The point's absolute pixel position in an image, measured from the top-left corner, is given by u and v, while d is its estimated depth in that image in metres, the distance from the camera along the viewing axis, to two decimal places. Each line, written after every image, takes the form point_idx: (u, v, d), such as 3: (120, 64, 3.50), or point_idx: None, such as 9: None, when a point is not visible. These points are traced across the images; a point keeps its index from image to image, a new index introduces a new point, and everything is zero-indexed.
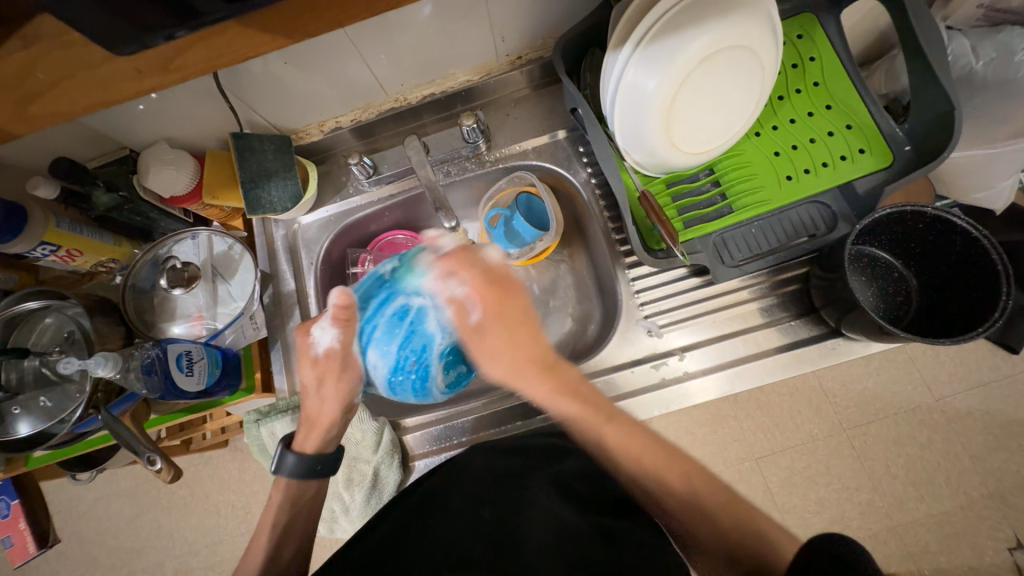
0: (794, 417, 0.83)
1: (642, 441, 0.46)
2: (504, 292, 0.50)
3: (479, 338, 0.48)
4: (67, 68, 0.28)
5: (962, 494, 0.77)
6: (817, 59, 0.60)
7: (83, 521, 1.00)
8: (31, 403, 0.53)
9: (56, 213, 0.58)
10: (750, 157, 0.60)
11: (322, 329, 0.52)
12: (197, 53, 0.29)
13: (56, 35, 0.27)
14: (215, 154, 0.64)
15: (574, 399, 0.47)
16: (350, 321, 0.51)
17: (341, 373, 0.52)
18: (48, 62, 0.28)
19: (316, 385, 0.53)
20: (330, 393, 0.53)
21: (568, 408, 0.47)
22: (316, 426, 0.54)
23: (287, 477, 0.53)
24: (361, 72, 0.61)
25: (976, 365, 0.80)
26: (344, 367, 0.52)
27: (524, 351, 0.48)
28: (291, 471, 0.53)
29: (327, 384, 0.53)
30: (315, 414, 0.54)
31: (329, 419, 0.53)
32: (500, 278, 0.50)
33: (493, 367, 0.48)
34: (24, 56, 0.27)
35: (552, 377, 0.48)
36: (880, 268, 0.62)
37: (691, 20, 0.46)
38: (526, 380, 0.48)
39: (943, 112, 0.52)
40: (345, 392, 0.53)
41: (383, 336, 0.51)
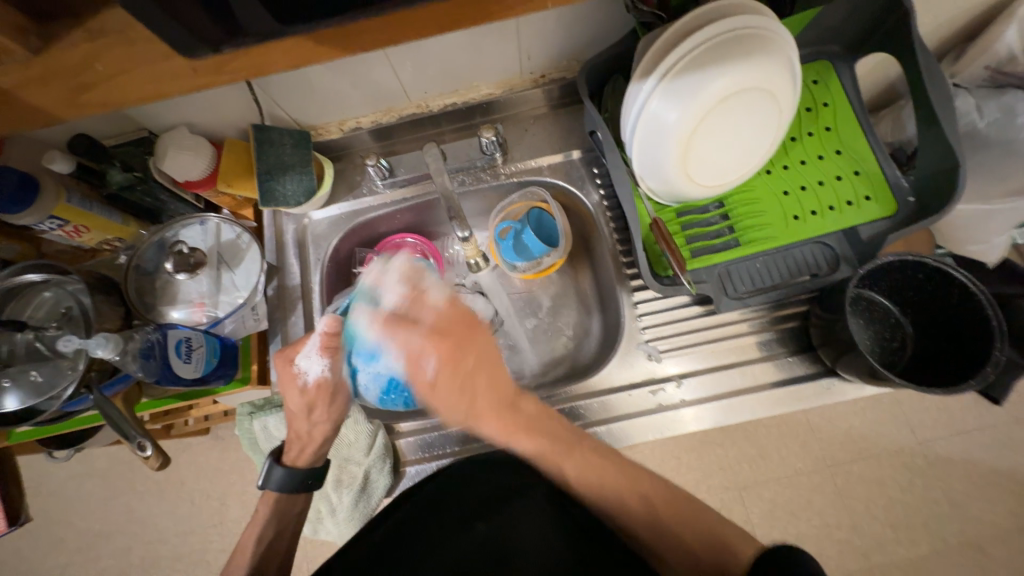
0: (780, 450, 0.83)
1: (602, 466, 0.48)
2: (462, 343, 0.47)
3: (432, 390, 0.47)
4: (126, 63, 0.29)
5: (938, 539, 0.78)
6: (830, 105, 0.63)
7: (53, 499, 0.98)
8: (21, 376, 0.52)
9: (68, 188, 0.58)
10: (760, 194, 0.62)
11: (309, 359, 0.50)
12: (249, 60, 0.29)
13: (127, 32, 0.29)
14: (234, 143, 0.64)
15: (531, 437, 0.47)
16: (338, 349, 0.50)
17: (331, 399, 0.52)
18: (110, 56, 0.29)
19: (305, 412, 0.51)
20: (321, 416, 0.52)
21: (524, 443, 0.48)
22: (306, 443, 0.54)
23: (276, 490, 0.53)
24: (386, 77, 0.62)
25: (960, 413, 0.82)
26: (335, 394, 0.52)
27: (486, 399, 0.47)
28: (280, 486, 0.53)
29: (319, 410, 0.52)
30: (305, 434, 0.53)
31: (322, 437, 0.54)
32: (456, 325, 0.47)
33: (450, 416, 0.48)
34: (88, 48, 0.29)
35: (507, 419, 0.47)
36: (877, 312, 0.63)
37: (716, 60, 0.47)
38: (484, 426, 0.48)
39: (948, 167, 0.54)
40: (338, 414, 0.53)
41: (365, 360, 0.50)
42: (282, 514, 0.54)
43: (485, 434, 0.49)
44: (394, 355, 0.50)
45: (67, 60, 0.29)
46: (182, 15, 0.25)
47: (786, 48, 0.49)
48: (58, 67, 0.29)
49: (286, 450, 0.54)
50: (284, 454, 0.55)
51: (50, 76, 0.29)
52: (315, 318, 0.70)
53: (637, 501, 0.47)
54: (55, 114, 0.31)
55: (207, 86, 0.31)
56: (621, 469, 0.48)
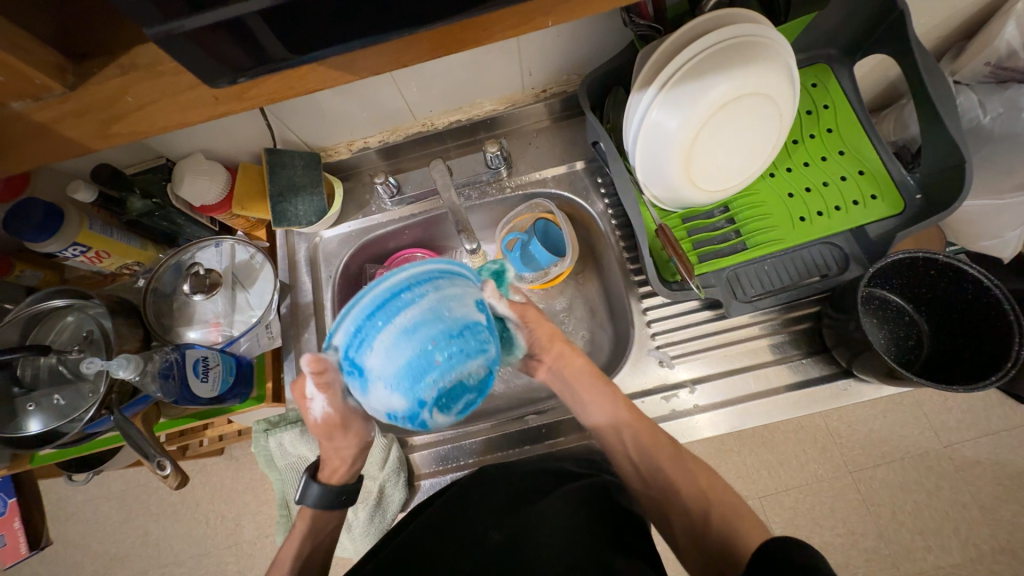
0: (800, 456, 0.82)
1: (645, 426, 0.53)
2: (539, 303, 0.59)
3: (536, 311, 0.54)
4: (152, 94, 0.31)
5: (971, 547, 0.76)
6: (831, 107, 0.63)
7: (71, 523, 0.99)
8: (45, 400, 0.53)
9: (90, 215, 0.60)
10: (764, 197, 0.62)
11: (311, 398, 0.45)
12: (266, 86, 0.31)
13: (149, 65, 0.30)
14: (248, 167, 0.67)
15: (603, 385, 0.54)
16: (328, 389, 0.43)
17: (342, 426, 0.49)
18: (139, 88, 0.30)
19: (327, 437, 0.51)
20: (341, 440, 0.52)
21: (590, 394, 0.54)
22: (338, 463, 0.54)
23: (311, 506, 0.54)
24: (393, 98, 0.64)
25: (985, 413, 0.80)
26: (347, 420, 0.49)
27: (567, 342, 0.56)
28: (315, 503, 0.54)
29: (337, 435, 0.51)
30: (335, 455, 0.53)
31: (346, 459, 0.54)
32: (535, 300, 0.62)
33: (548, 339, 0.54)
34: (119, 82, 0.30)
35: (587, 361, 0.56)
36: (891, 312, 0.62)
37: (714, 67, 0.48)
38: (564, 359, 0.55)
39: (953, 164, 0.53)
40: (356, 436, 0.52)
41: (360, 392, 0.41)
42: (316, 531, 0.54)
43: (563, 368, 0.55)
44: (377, 389, 0.39)
45: (98, 96, 0.30)
46: (206, 51, 0.26)
47: (783, 54, 0.49)
48: (91, 101, 0.30)
49: (323, 467, 0.55)
50: (319, 470, 0.56)
51: (84, 110, 0.31)
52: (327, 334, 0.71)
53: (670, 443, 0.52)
54: (87, 144, 0.33)
55: (228, 112, 0.32)
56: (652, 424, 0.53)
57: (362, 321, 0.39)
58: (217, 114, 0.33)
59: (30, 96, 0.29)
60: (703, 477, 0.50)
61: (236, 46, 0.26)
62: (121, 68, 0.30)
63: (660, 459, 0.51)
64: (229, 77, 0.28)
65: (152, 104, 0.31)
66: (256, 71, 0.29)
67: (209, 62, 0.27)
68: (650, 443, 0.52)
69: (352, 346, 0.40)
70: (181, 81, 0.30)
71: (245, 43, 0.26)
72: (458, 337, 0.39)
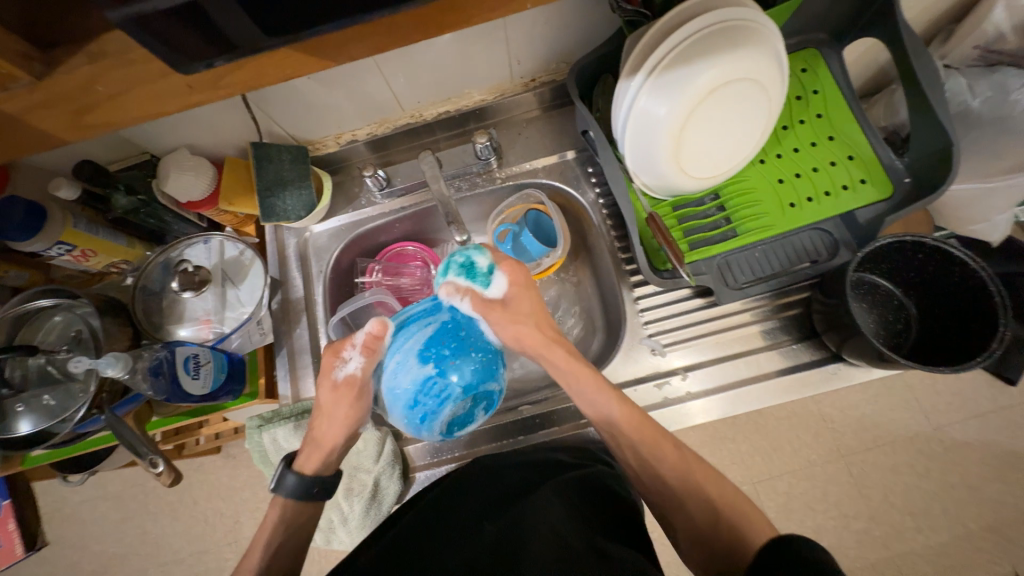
0: (793, 441, 0.83)
1: (646, 427, 0.48)
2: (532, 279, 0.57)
3: (504, 311, 0.53)
4: (126, 83, 0.30)
5: (960, 526, 0.77)
6: (820, 92, 0.63)
7: (68, 525, 0.99)
8: (35, 401, 0.52)
9: (74, 213, 0.59)
10: (754, 183, 0.62)
11: (352, 354, 0.52)
12: (243, 73, 0.30)
13: (120, 52, 0.29)
14: (233, 161, 0.65)
15: (586, 374, 0.50)
16: (377, 352, 0.52)
17: (354, 401, 0.53)
18: (112, 77, 0.30)
19: (332, 407, 0.53)
20: (338, 416, 0.53)
21: (582, 383, 0.50)
22: (322, 449, 0.53)
23: (287, 496, 0.51)
24: (380, 89, 0.63)
25: (975, 395, 0.81)
26: (361, 394, 0.53)
27: (547, 328, 0.54)
28: (291, 492, 0.51)
29: (341, 408, 0.53)
30: (323, 435, 0.53)
31: (333, 443, 0.53)
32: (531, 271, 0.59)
33: (517, 335, 0.53)
34: (90, 70, 0.29)
35: (567, 346, 0.53)
36: (880, 296, 0.63)
37: (701, 53, 0.48)
38: (553, 349, 0.52)
39: (941, 146, 0.53)
40: (359, 417, 0.53)
41: None
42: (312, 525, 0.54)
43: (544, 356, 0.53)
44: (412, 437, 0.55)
45: (69, 86, 0.30)
46: (177, 34, 0.25)
47: (771, 38, 0.49)
48: (61, 91, 0.30)
49: (301, 455, 0.54)
50: (296, 460, 0.54)
51: (55, 100, 0.30)
52: (320, 329, 0.70)
53: (673, 448, 0.47)
54: (60, 136, 0.32)
55: (204, 101, 0.32)
56: (655, 427, 0.48)
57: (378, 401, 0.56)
58: (194, 103, 0.32)
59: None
60: (707, 484, 0.46)
61: (209, 29, 0.26)
62: (91, 56, 0.29)
63: (662, 467, 0.47)
64: (204, 62, 0.28)
65: (124, 93, 0.31)
66: (231, 57, 0.28)
67: (184, 47, 0.26)
68: (652, 445, 0.47)
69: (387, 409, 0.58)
70: (154, 69, 0.30)
71: (217, 26, 0.26)
72: (419, 399, 0.49)
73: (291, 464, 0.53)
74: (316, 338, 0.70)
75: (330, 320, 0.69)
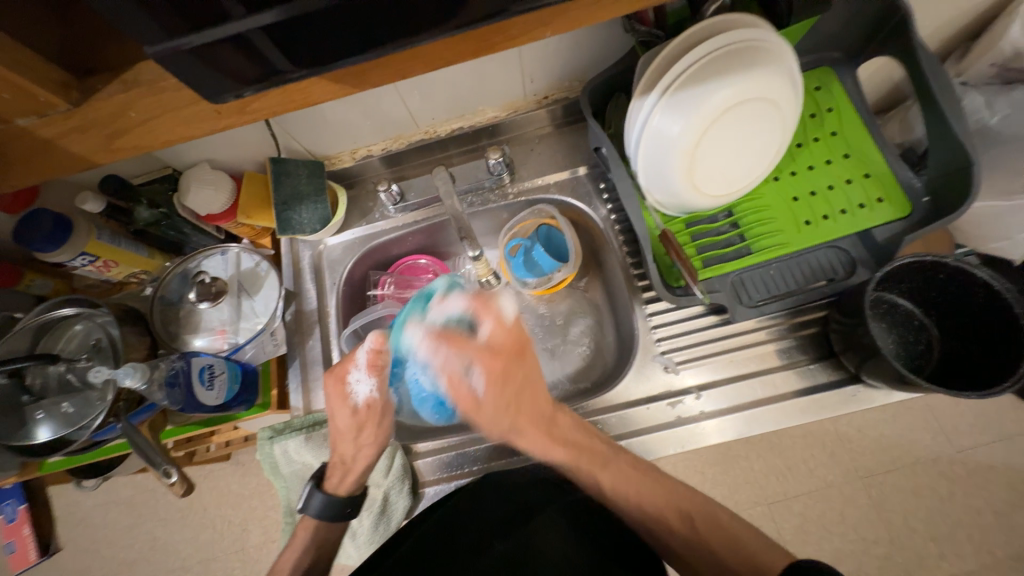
0: (809, 462, 0.81)
1: (640, 481, 0.48)
2: (511, 364, 0.50)
3: (475, 408, 0.50)
4: (157, 109, 0.31)
5: (987, 553, 0.74)
6: (835, 110, 0.63)
7: (79, 529, 0.99)
8: (54, 408, 0.53)
9: (98, 226, 0.61)
10: (769, 200, 0.62)
11: (359, 379, 0.52)
12: (269, 100, 0.31)
13: (152, 81, 0.30)
14: (252, 176, 0.67)
15: (565, 447, 0.50)
16: (385, 367, 0.53)
17: (379, 420, 0.54)
18: (144, 103, 0.31)
19: (354, 432, 0.53)
20: (367, 439, 0.54)
21: (563, 459, 0.50)
22: (348, 470, 0.55)
23: (314, 517, 0.54)
24: (396, 106, 0.64)
25: (998, 417, 0.79)
26: (384, 413, 0.54)
27: (528, 414, 0.51)
28: (318, 513, 0.54)
29: (366, 430, 0.54)
30: (350, 458, 0.54)
31: (364, 466, 0.55)
32: (504, 348, 0.50)
33: (494, 425, 0.51)
34: (124, 98, 0.30)
35: (551, 431, 0.51)
36: (900, 315, 0.62)
37: (716, 73, 0.48)
38: (527, 438, 0.51)
39: (960, 166, 0.53)
40: (383, 437, 0.55)
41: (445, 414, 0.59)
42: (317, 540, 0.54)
43: (525, 448, 0.51)
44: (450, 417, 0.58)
45: (105, 112, 0.31)
46: (208, 65, 0.26)
47: (786, 58, 0.49)
48: (96, 117, 0.31)
49: (330, 475, 0.55)
50: (324, 479, 0.56)
51: (91, 125, 0.31)
52: (331, 341, 0.71)
53: (677, 517, 0.47)
54: (92, 159, 0.34)
55: (231, 125, 0.33)
56: (656, 484, 0.49)
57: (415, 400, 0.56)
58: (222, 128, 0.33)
59: (34, 112, 0.30)
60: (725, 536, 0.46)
61: (237, 64, 0.27)
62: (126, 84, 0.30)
63: (670, 538, 0.47)
64: (234, 92, 0.29)
65: (154, 119, 0.32)
66: (260, 86, 0.29)
67: (215, 77, 0.27)
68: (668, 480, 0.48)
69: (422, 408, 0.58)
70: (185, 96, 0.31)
71: (245, 56, 0.27)
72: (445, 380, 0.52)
73: (319, 483, 0.55)
74: (327, 350, 0.71)
75: (342, 332, 0.69)
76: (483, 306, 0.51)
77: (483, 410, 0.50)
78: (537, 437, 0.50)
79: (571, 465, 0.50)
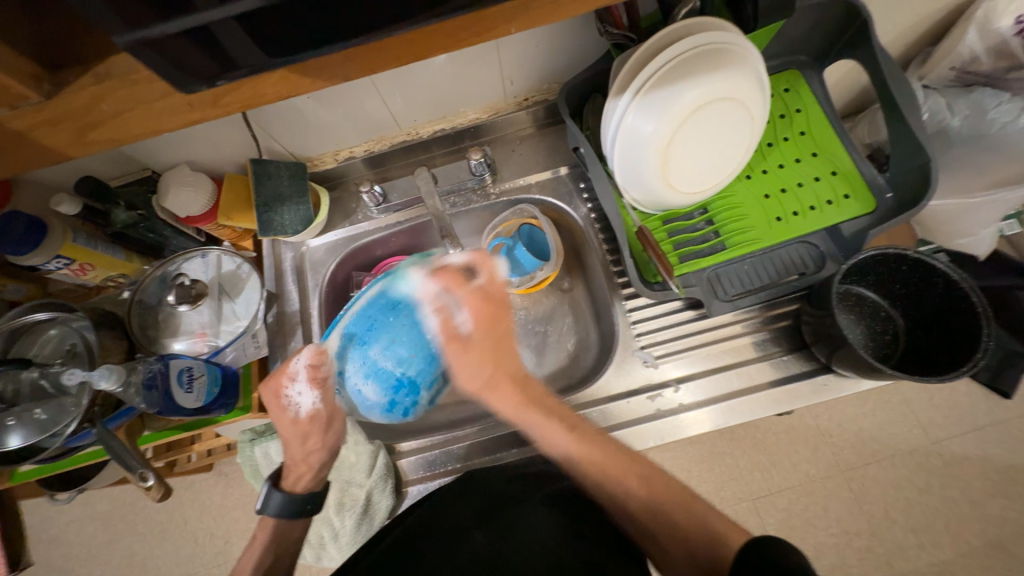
0: (792, 456, 0.83)
1: (608, 454, 0.47)
2: (499, 312, 0.48)
3: (460, 347, 0.47)
4: (131, 102, 0.31)
5: (964, 542, 0.77)
6: (803, 111, 0.65)
7: (55, 546, 0.96)
8: (25, 415, 0.52)
9: (74, 228, 0.60)
10: (742, 198, 0.64)
11: (300, 393, 0.51)
12: (242, 93, 0.32)
13: (125, 73, 0.31)
14: (232, 178, 0.67)
15: (538, 410, 0.48)
16: (325, 379, 0.52)
17: (325, 429, 0.53)
18: (114, 96, 0.31)
19: (299, 440, 0.52)
20: (315, 445, 0.53)
21: (534, 423, 0.47)
22: (304, 471, 0.54)
23: (274, 515, 0.52)
24: (377, 107, 0.65)
25: (969, 409, 0.82)
26: (330, 421, 0.53)
27: (509, 366, 0.48)
28: (278, 512, 0.53)
29: (312, 439, 0.53)
30: (302, 461, 0.53)
31: (318, 465, 0.54)
32: (495, 297, 0.48)
33: (473, 382, 0.48)
34: (98, 90, 0.30)
35: (527, 391, 0.49)
36: (868, 307, 0.64)
37: (686, 74, 0.50)
38: (504, 393, 0.48)
39: (919, 164, 0.55)
40: (332, 442, 0.54)
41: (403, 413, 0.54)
42: (281, 537, 0.53)
43: (502, 408, 0.48)
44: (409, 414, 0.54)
45: (76, 104, 0.31)
46: (179, 56, 0.27)
47: (753, 60, 0.51)
48: (69, 108, 0.31)
49: (286, 475, 0.54)
50: (282, 478, 0.54)
51: (62, 117, 0.31)
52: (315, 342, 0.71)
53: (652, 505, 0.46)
54: (65, 152, 0.34)
55: (204, 118, 0.33)
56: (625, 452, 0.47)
57: (366, 401, 0.52)
58: (196, 121, 0.33)
59: (6, 105, 0.30)
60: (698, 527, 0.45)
61: (207, 55, 0.28)
62: (97, 76, 0.30)
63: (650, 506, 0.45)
64: (206, 82, 0.29)
65: (128, 111, 0.32)
66: (230, 77, 0.30)
67: (185, 69, 0.28)
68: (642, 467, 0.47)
69: (375, 409, 0.52)
70: (156, 88, 0.31)
71: (216, 49, 0.27)
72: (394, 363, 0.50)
73: (276, 483, 0.54)
74: None
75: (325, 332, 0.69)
76: (483, 258, 0.49)
77: (463, 354, 0.47)
78: (515, 397, 0.48)
79: (555, 419, 0.48)
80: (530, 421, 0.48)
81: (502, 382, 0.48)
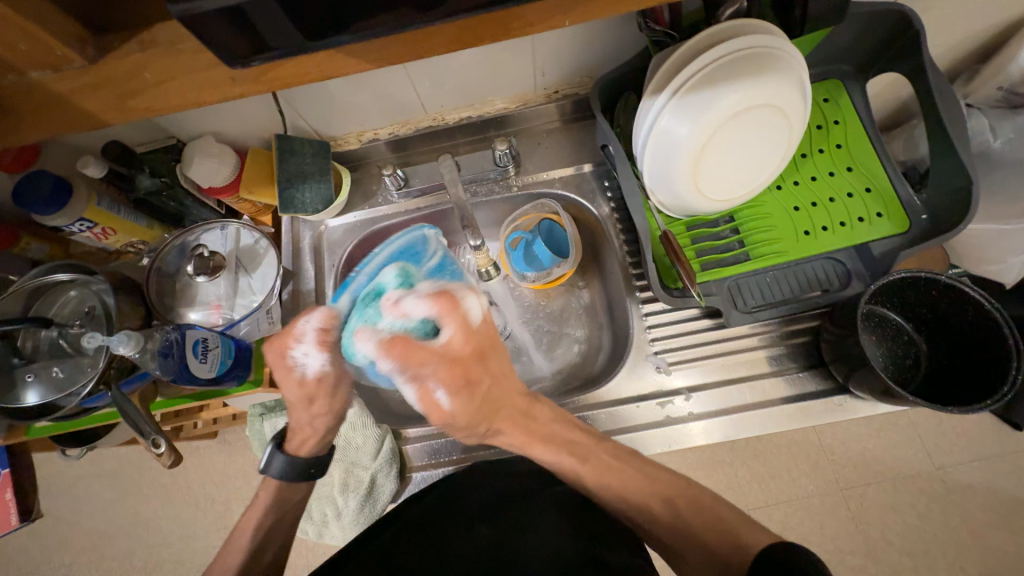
0: (792, 471, 0.82)
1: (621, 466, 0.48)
2: (471, 368, 0.46)
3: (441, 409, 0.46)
4: (170, 72, 0.31)
5: (959, 570, 0.76)
6: (841, 123, 0.63)
7: (61, 499, 0.99)
8: (44, 372, 0.53)
9: (99, 192, 0.60)
10: (771, 208, 0.62)
11: (306, 353, 0.49)
12: (278, 71, 0.31)
13: (170, 42, 0.31)
14: (257, 152, 0.67)
15: (546, 445, 0.50)
16: (334, 342, 0.49)
17: (331, 393, 0.51)
18: (156, 65, 0.31)
19: (304, 403, 0.51)
20: (321, 409, 0.52)
21: (539, 454, 0.50)
22: (308, 435, 0.54)
23: (276, 477, 0.53)
24: (405, 91, 0.64)
25: (979, 438, 0.80)
26: (336, 386, 0.51)
27: (506, 412, 0.49)
28: (279, 473, 0.54)
29: (318, 402, 0.51)
30: (306, 425, 0.53)
31: (324, 429, 0.53)
32: (480, 342, 0.47)
33: (465, 436, 0.49)
34: (138, 57, 0.31)
35: (529, 425, 0.50)
36: (890, 329, 0.63)
37: (727, 77, 0.48)
38: (506, 433, 0.50)
39: (960, 186, 0.54)
40: (338, 407, 0.53)
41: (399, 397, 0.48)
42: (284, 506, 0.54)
43: (503, 443, 0.51)
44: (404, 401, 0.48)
45: (117, 69, 0.31)
46: (220, 31, 0.26)
47: (797, 67, 0.50)
48: (109, 73, 0.31)
49: (291, 438, 0.54)
50: (285, 440, 0.55)
51: (102, 82, 0.31)
52: None
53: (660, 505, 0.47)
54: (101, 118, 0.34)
55: (242, 93, 0.33)
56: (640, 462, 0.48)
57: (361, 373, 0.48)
58: (231, 95, 0.33)
59: (49, 66, 0.30)
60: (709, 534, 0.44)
61: (247, 32, 0.27)
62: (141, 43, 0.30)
63: (658, 511, 0.44)
64: (243, 58, 0.29)
65: (168, 81, 0.32)
66: (267, 55, 0.29)
67: (224, 45, 0.27)
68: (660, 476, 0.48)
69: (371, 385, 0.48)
70: (199, 60, 0.31)
71: (257, 27, 0.27)
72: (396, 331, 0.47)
73: (279, 445, 0.54)
74: None
75: None
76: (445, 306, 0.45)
77: (452, 415, 0.46)
78: (514, 434, 0.50)
79: (562, 453, 0.49)
80: (535, 453, 0.50)
81: (493, 428, 0.49)
